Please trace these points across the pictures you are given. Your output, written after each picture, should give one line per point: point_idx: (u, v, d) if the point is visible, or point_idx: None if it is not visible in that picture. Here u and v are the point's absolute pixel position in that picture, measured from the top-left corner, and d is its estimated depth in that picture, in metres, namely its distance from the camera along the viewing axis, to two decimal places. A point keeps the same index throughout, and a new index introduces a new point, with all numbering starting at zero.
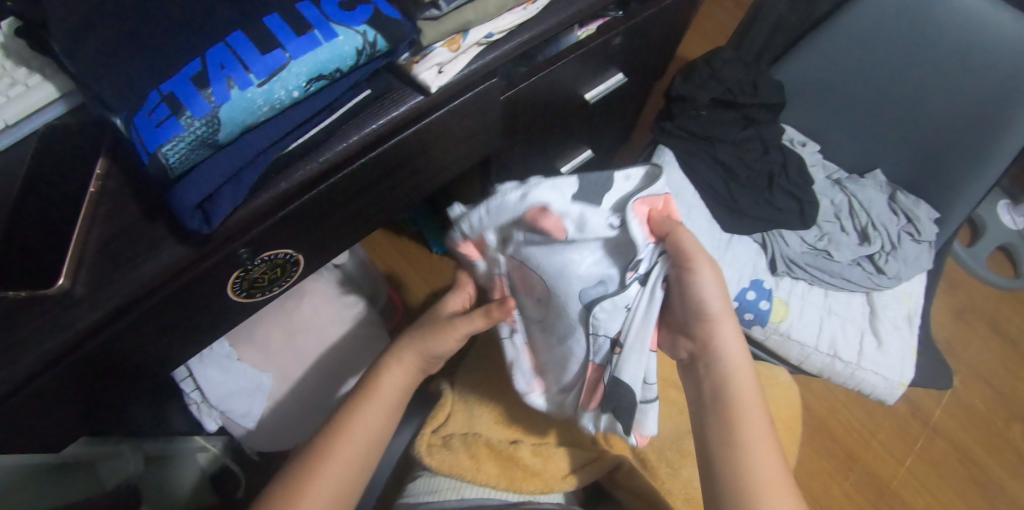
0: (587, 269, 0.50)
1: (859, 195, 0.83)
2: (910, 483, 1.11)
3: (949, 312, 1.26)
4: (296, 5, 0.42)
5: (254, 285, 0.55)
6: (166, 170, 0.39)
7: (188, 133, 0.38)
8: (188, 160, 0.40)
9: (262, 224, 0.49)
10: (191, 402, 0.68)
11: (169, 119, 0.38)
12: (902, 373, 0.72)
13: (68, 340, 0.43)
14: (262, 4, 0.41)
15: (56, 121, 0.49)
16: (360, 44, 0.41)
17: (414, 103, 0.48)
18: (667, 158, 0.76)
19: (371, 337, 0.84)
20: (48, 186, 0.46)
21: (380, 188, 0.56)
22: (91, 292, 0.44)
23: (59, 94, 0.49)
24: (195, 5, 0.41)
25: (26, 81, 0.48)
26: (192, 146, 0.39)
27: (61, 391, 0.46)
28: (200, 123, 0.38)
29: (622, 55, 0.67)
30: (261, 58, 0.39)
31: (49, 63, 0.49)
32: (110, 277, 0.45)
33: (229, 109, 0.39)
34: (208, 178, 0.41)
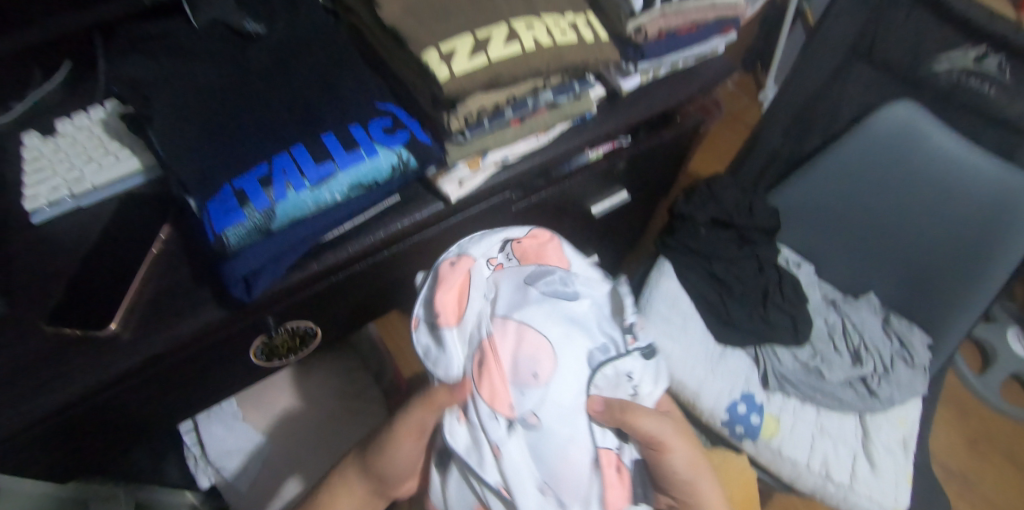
0: (591, 334, 0.50)
1: (853, 317, 0.88)
2: None
3: (963, 441, 1.23)
4: (349, 125, 0.50)
5: (274, 351, 0.60)
6: (224, 248, 0.45)
7: (249, 222, 0.45)
8: (243, 243, 0.46)
9: (291, 297, 0.55)
10: (189, 455, 0.77)
11: (234, 209, 0.45)
12: (896, 498, 0.72)
13: (106, 378, 0.48)
14: (321, 119, 0.50)
15: (133, 189, 0.57)
16: (395, 162, 0.49)
17: (435, 210, 0.55)
18: (664, 271, 0.84)
19: (368, 410, 0.84)
20: (115, 245, 0.53)
21: (399, 276, 0.63)
22: (134, 339, 0.50)
23: (142, 167, 0.56)
24: (264, 113, 0.49)
25: (117, 153, 0.56)
26: (250, 232, 0.45)
27: (86, 424, 0.51)
28: (259, 214, 0.45)
29: (626, 174, 0.74)
30: (315, 167, 0.47)
31: (137, 142, 0.57)
32: (153, 327, 0.50)
33: (284, 205, 0.46)
34: (255, 258, 0.47)
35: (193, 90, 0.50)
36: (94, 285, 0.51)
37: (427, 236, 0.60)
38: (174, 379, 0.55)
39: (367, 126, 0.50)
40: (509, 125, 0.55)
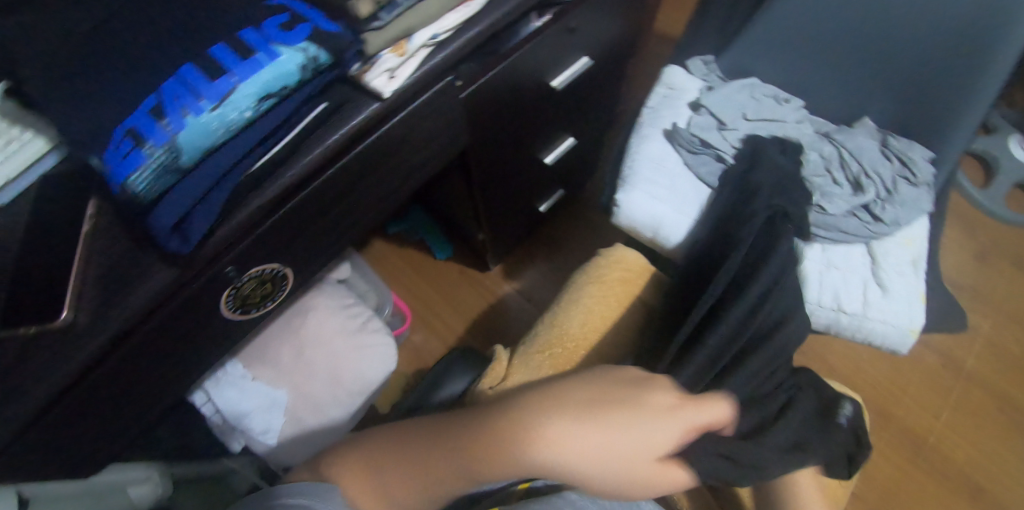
0: None
1: (849, 143, 0.80)
2: (948, 437, 1.14)
3: (970, 254, 1.28)
4: (239, 32, 0.40)
5: (246, 302, 0.54)
6: (135, 198, 0.39)
7: (153, 160, 0.38)
8: (158, 186, 0.39)
9: (247, 237, 0.48)
10: (213, 422, 0.76)
11: (133, 150, 0.38)
12: (910, 319, 0.71)
13: (75, 370, 0.43)
14: (210, 34, 0.41)
15: (52, 170, 0.47)
16: (302, 61, 0.39)
17: (369, 112, 0.46)
18: (648, 132, 0.79)
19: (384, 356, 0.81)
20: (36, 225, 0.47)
21: (349, 198, 0.54)
22: (96, 321, 0.44)
23: (49, 146, 0.46)
24: (151, 48, 0.40)
25: (18, 137, 0.46)
26: (158, 173, 0.38)
27: (62, 427, 0.47)
28: (162, 150, 0.38)
29: (583, 38, 0.66)
30: (211, 85, 0.38)
31: (34, 117, 0.47)
32: (110, 303, 0.44)
33: (186, 133, 0.38)
34: (184, 197, 0.40)
35: (54, 27, 0.41)
36: (34, 275, 0.44)
37: (375, 144, 0.51)
38: (141, 349, 0.48)
39: (261, 27, 0.40)
40: None
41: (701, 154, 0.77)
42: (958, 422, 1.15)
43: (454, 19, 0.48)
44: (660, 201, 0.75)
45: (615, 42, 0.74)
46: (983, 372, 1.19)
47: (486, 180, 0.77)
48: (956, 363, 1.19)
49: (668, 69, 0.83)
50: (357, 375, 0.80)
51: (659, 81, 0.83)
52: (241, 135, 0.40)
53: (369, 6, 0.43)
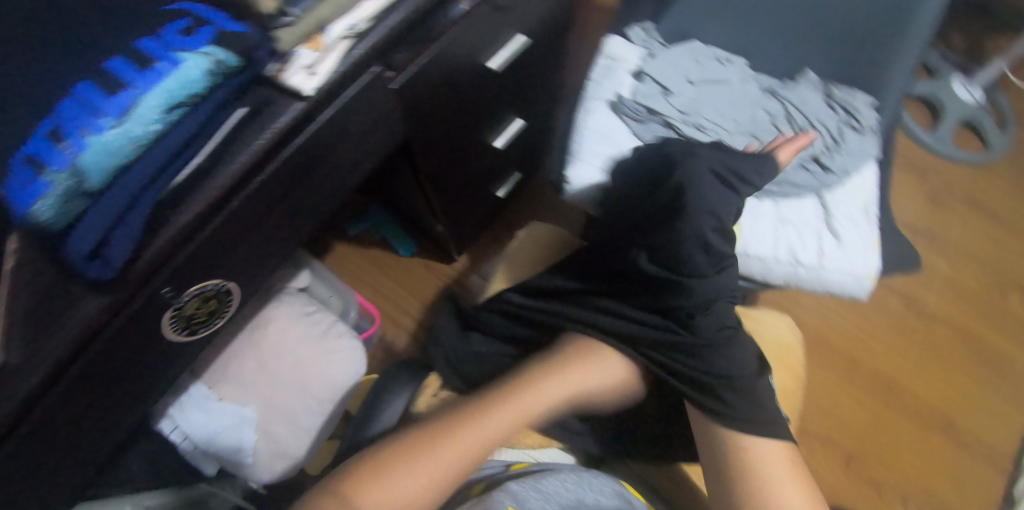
0: None
1: (792, 98, 0.80)
2: (917, 375, 1.17)
3: (923, 195, 1.31)
4: (135, 40, 0.38)
5: (191, 322, 0.52)
6: (45, 227, 0.36)
7: (55, 188, 0.35)
8: (67, 213, 0.36)
9: (180, 254, 0.46)
10: (184, 447, 0.73)
11: (33, 177, 0.35)
12: (866, 266, 0.71)
13: (8, 413, 0.40)
14: (105, 42, 0.38)
15: None
16: (208, 65, 0.38)
17: (294, 112, 0.44)
18: (594, 104, 0.78)
19: (352, 358, 0.79)
20: None
21: (285, 203, 0.52)
22: (27, 359, 0.41)
23: None
24: (35, 58, 0.37)
25: None
26: (65, 199, 0.36)
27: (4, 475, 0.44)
28: (65, 175, 0.35)
29: (516, 15, 0.65)
30: (110, 100, 0.36)
31: None
32: (40, 339, 0.41)
33: (90, 154, 0.36)
34: (99, 220, 0.37)
35: None
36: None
37: (306, 144, 0.48)
38: (78, 385, 0.46)
39: (158, 35, 0.38)
40: None
41: (647, 123, 0.76)
42: (925, 360, 1.18)
43: (372, 8, 0.46)
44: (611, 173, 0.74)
45: (551, 18, 0.73)
46: (944, 310, 1.22)
47: (434, 171, 0.75)
48: (919, 303, 1.22)
49: (608, 39, 0.82)
50: (324, 382, 0.77)
51: (601, 52, 0.82)
52: (155, 148, 0.38)
53: (273, 5, 0.42)
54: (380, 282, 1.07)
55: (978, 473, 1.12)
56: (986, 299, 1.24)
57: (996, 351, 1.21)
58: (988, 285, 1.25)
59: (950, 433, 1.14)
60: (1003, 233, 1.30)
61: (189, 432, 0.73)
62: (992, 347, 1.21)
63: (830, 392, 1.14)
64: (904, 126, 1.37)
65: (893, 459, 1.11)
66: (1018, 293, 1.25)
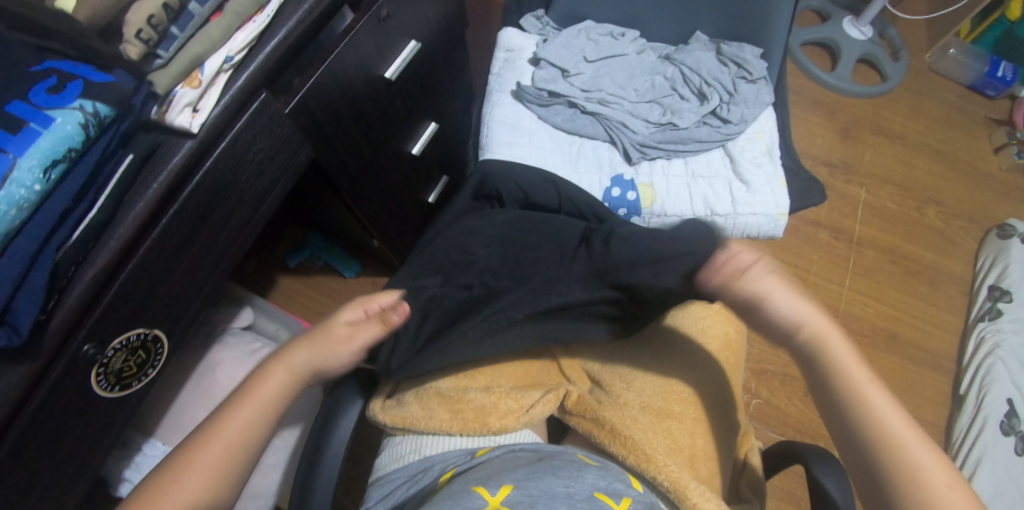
0: None
1: (687, 60, 0.83)
2: (856, 299, 1.23)
3: (835, 132, 1.38)
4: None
5: (123, 376, 0.52)
6: None
7: None
8: None
9: (95, 313, 0.46)
10: None
11: None
12: (776, 204, 0.76)
13: None
14: None
15: None
16: (81, 119, 0.40)
17: (187, 152, 0.45)
18: (498, 96, 0.81)
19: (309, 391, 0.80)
20: None
21: (197, 245, 0.52)
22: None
23: None
24: None
25: None
26: None
27: None
28: None
29: (402, 23, 0.65)
30: None
31: None
32: None
33: None
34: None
35: None
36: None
37: (209, 177, 0.49)
38: (8, 463, 0.44)
39: (27, 97, 0.40)
40: (209, 21, 0.46)
41: (552, 105, 0.80)
42: (860, 284, 1.25)
43: (246, 37, 0.47)
44: (524, 157, 0.76)
45: (441, 21, 0.74)
46: (871, 234, 1.29)
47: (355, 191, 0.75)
48: (846, 232, 1.29)
49: (503, 32, 0.85)
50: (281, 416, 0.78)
51: (498, 45, 0.85)
52: (39, 211, 0.40)
53: (140, 49, 0.43)
54: (327, 305, 1.01)
55: (924, 379, 1.19)
56: (907, 219, 1.32)
57: (922, 264, 1.28)
58: (906, 205, 1.33)
59: (894, 348, 1.21)
60: (911, 155, 1.38)
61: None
62: (917, 261, 1.28)
63: None
64: (805, 69, 1.44)
65: None
66: (932, 208, 1.33)
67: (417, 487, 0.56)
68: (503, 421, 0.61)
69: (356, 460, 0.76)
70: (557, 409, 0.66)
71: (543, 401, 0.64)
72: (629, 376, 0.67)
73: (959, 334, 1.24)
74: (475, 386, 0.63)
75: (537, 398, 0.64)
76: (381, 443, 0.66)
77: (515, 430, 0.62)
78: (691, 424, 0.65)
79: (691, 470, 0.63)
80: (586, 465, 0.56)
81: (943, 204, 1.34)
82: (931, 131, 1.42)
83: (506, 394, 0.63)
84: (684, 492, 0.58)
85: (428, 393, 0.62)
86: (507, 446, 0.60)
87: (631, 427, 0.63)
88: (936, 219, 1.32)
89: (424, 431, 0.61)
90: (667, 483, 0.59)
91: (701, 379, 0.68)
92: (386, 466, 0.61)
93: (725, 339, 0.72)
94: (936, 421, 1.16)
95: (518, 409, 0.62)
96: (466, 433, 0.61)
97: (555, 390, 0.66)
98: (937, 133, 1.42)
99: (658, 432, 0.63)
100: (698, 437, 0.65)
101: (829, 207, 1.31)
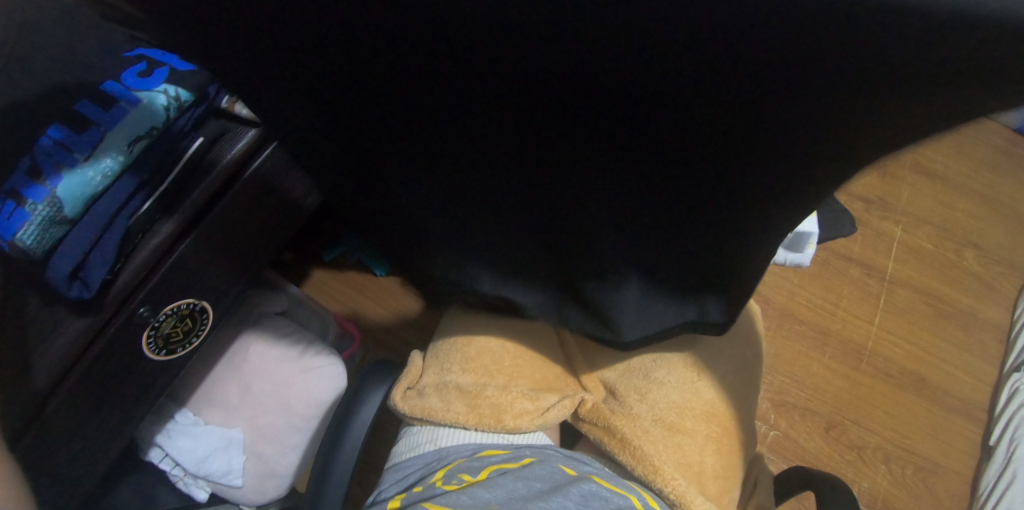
0: None
1: None
2: (884, 338, 1.22)
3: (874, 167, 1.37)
4: (101, 85, 0.50)
5: (169, 341, 0.63)
6: (29, 250, 0.48)
7: (36, 216, 0.47)
8: (46, 238, 0.49)
9: (158, 272, 0.56)
10: (176, 478, 0.79)
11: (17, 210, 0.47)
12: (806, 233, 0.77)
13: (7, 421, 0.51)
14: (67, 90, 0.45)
15: None
16: (164, 101, 0.51)
17: (247, 140, 0.56)
18: None
19: (331, 376, 0.81)
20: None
21: (244, 229, 0.63)
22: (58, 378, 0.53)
23: None
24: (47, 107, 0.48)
25: None
26: (43, 226, 0.48)
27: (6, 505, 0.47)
28: (42, 205, 0.48)
29: None
30: (81, 138, 0.49)
31: None
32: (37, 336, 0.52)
33: (64, 188, 0.48)
34: (77, 243, 0.50)
35: None
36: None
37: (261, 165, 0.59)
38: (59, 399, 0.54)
39: (120, 80, 0.50)
40: None
41: None
42: (890, 322, 1.23)
43: None
44: None
45: None
46: (905, 273, 1.28)
47: None
48: (878, 269, 1.27)
49: None
50: (306, 399, 0.80)
51: None
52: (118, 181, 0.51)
53: None
54: (359, 300, 1.05)
55: (952, 426, 1.16)
56: (943, 260, 1.29)
57: (956, 307, 1.25)
58: (944, 247, 1.31)
59: (921, 391, 1.18)
60: (951, 196, 1.36)
61: (183, 465, 0.78)
62: (952, 304, 1.26)
63: (802, 362, 1.19)
64: None
65: (871, 422, 1.15)
66: (970, 250, 1.31)
67: (428, 474, 0.59)
68: (518, 420, 0.63)
69: (373, 450, 0.79)
70: (570, 415, 0.68)
71: (558, 406, 0.66)
72: (643, 388, 0.69)
73: (992, 383, 1.20)
74: (493, 385, 0.65)
75: (552, 402, 0.66)
76: (399, 432, 0.69)
77: (528, 430, 0.64)
78: (702, 442, 0.66)
79: (698, 485, 0.64)
80: (601, 491, 0.56)
81: (983, 249, 1.31)
82: (973, 172, 1.39)
83: (523, 395, 0.65)
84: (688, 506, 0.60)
85: (448, 387, 0.65)
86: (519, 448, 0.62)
87: (642, 438, 0.64)
88: (974, 263, 1.29)
89: (441, 422, 0.63)
90: (672, 496, 0.61)
91: (715, 398, 0.69)
92: (401, 453, 0.64)
93: (744, 358, 0.73)
94: (961, 470, 1.13)
95: (534, 411, 0.64)
96: (481, 428, 0.63)
97: (571, 396, 0.68)
98: (980, 176, 1.39)
99: (668, 445, 0.65)
100: (705, 454, 0.66)
101: (863, 243, 1.30)
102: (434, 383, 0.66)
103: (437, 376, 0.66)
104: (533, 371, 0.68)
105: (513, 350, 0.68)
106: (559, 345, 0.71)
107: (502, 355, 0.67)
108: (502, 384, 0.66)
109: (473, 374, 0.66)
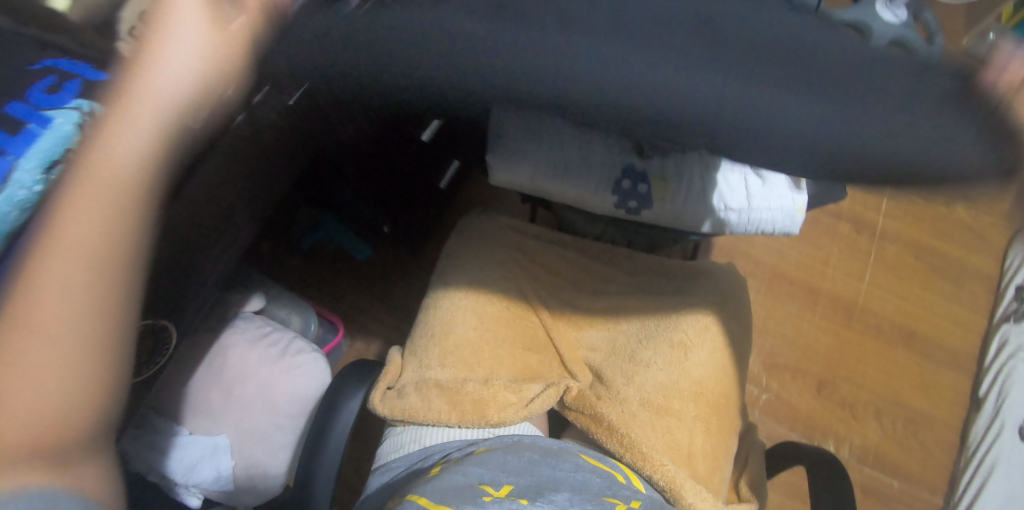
0: None
1: None
2: (875, 294, 1.21)
3: None
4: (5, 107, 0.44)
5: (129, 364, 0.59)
6: None
7: None
8: None
9: None
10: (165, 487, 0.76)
11: None
12: (793, 199, 0.75)
13: None
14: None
15: None
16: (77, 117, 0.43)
17: None
18: None
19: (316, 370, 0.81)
20: None
21: (194, 229, 0.55)
22: None
23: None
24: None
25: None
26: None
27: None
28: None
29: None
30: None
31: None
32: None
33: None
34: None
35: None
36: None
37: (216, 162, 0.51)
38: None
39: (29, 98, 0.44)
40: None
41: None
42: (880, 278, 1.22)
43: None
44: None
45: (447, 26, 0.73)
46: (895, 227, 1.26)
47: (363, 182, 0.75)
48: (869, 224, 1.25)
49: None
50: (290, 398, 0.79)
51: None
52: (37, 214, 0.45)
53: None
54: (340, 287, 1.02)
55: (942, 379, 1.17)
56: (933, 212, 1.27)
57: (946, 259, 1.24)
58: None
59: (912, 345, 1.18)
60: None
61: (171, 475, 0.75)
62: (942, 255, 1.24)
63: (792, 323, 1.18)
64: None
65: (863, 378, 1.15)
66: None
67: (414, 476, 0.58)
68: (502, 413, 0.62)
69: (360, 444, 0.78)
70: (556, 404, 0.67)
71: (543, 396, 0.64)
72: (630, 369, 0.67)
73: (982, 333, 1.20)
74: (474, 379, 0.63)
75: (537, 392, 0.64)
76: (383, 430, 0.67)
77: (514, 422, 0.62)
78: (693, 421, 0.65)
79: (689, 466, 0.63)
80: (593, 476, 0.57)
81: None
82: None
83: (505, 387, 0.63)
84: (679, 492, 0.60)
85: (428, 384, 0.62)
86: (509, 439, 0.60)
87: (630, 423, 0.63)
88: (965, 213, 1.27)
89: (423, 422, 0.61)
90: (661, 483, 0.60)
91: (706, 377, 0.68)
92: (385, 455, 0.63)
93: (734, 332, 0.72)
94: (950, 421, 1.14)
95: (517, 403, 0.63)
96: (464, 424, 0.61)
97: (555, 384, 0.66)
98: None
99: (658, 427, 0.64)
100: (695, 435, 0.65)
101: (853, 198, 1.27)
102: (415, 381, 0.63)
103: (417, 374, 0.64)
104: (516, 359, 0.66)
105: (493, 339, 0.66)
106: (540, 329, 0.69)
107: (482, 345, 0.66)
108: (485, 376, 0.64)
109: (453, 368, 0.64)
